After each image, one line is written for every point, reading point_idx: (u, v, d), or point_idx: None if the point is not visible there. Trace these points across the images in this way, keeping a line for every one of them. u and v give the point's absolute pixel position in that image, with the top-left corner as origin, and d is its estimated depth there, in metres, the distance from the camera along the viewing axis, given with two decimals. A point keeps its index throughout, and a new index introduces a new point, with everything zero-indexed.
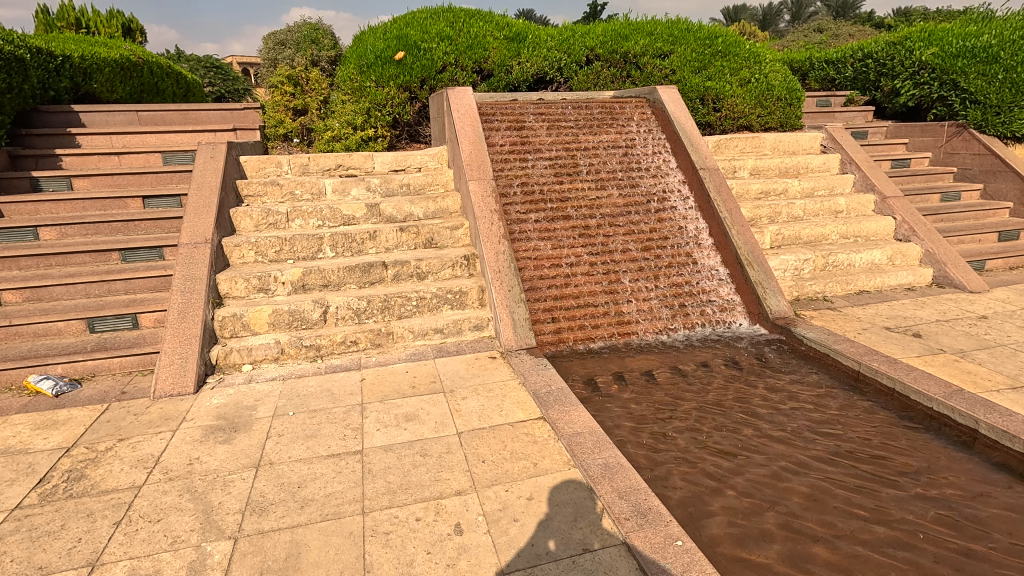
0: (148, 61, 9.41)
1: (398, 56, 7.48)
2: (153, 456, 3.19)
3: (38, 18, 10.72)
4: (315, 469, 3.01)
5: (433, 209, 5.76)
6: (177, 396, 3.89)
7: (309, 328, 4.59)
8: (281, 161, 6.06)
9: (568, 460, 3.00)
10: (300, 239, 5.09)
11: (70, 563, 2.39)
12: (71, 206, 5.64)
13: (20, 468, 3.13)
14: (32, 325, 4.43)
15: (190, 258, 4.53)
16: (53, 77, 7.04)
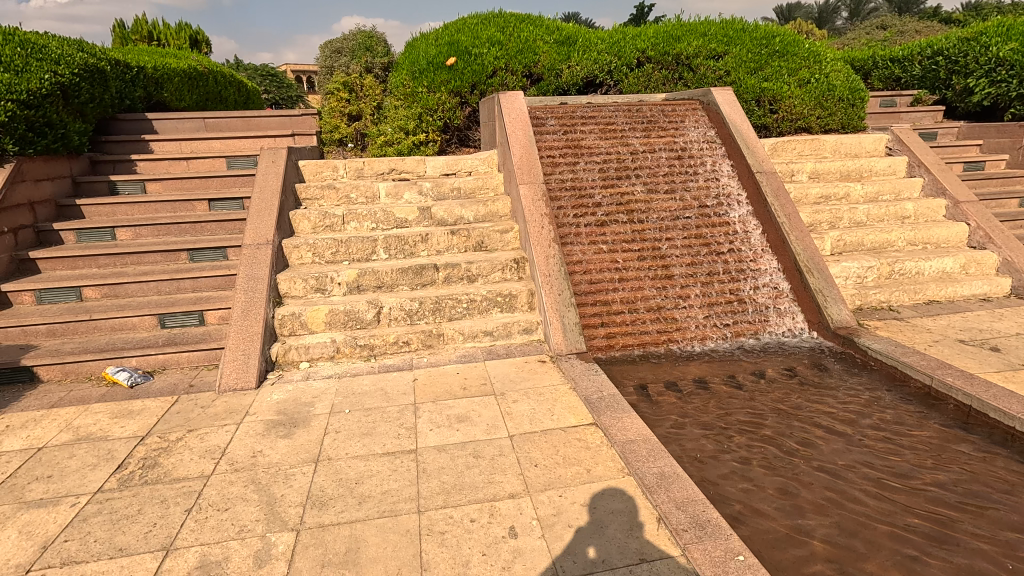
0: (213, 71, 9.91)
1: (449, 62, 7.60)
2: (219, 447, 3.34)
3: (115, 32, 11.49)
4: (372, 466, 3.08)
5: (484, 213, 5.81)
6: (241, 390, 4.06)
7: (363, 328, 4.71)
8: (338, 165, 6.26)
9: (621, 468, 2.96)
10: (355, 241, 5.24)
11: (147, 547, 2.53)
12: (145, 209, 5.99)
13: (101, 453, 3.34)
14: (110, 319, 4.72)
15: (253, 259, 4.73)
16: (130, 87, 7.51)
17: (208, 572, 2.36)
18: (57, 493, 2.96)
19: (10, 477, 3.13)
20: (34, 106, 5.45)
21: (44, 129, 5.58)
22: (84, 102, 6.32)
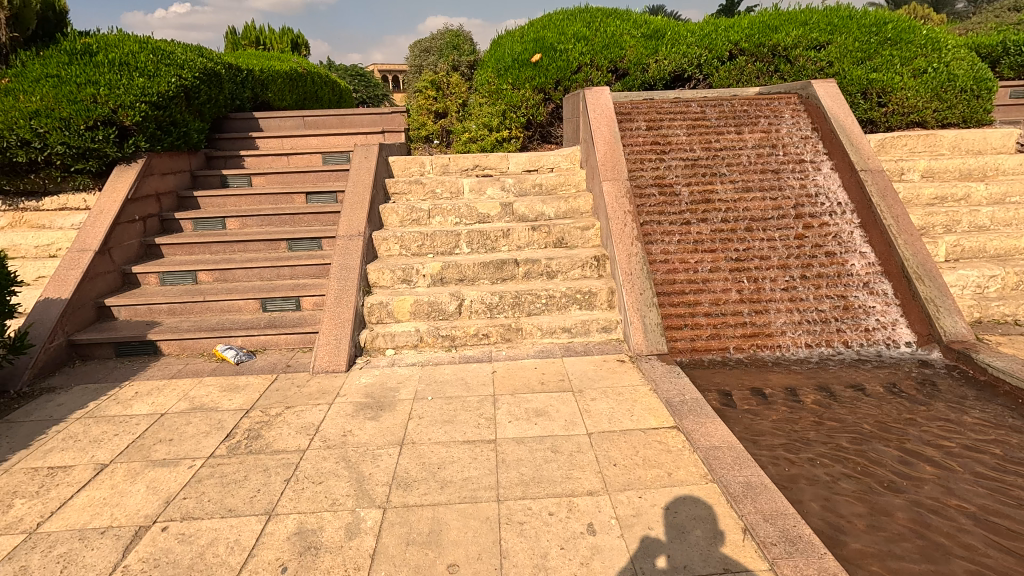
0: (312, 73, 10.56)
1: (534, 59, 7.66)
2: (314, 425, 3.58)
3: (228, 39, 12.53)
4: (453, 452, 3.18)
5: (565, 209, 5.81)
6: (332, 372, 4.32)
7: (445, 319, 4.87)
8: (424, 161, 6.49)
9: (704, 474, 2.87)
10: (440, 235, 5.41)
11: (252, 510, 2.76)
12: (251, 201, 6.49)
13: (213, 422, 3.68)
14: (220, 301, 5.17)
15: (346, 249, 5.00)
16: (240, 88, 8.15)
17: (304, 539, 2.54)
18: (177, 455, 3.30)
19: (138, 437, 3.52)
20: (164, 107, 6.05)
21: (169, 128, 6.20)
22: (203, 103, 6.94)
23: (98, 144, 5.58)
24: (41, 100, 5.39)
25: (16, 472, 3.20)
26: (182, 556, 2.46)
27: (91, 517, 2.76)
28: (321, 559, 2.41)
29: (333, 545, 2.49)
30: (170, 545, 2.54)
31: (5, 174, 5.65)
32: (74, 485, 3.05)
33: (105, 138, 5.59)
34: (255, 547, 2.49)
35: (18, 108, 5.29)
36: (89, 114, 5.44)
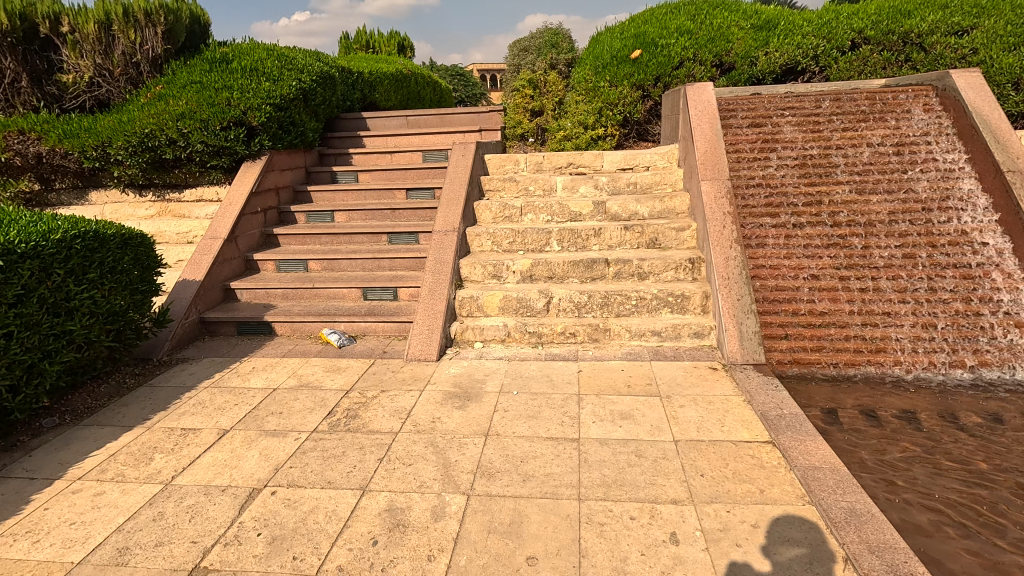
0: (415, 74, 11.08)
1: (634, 55, 7.51)
2: (406, 409, 3.77)
3: (342, 44, 13.46)
4: (536, 448, 3.23)
5: (660, 209, 5.65)
6: (424, 361, 4.52)
7: (533, 316, 4.92)
8: (519, 159, 6.59)
9: (801, 495, 2.69)
10: (531, 233, 5.47)
11: (349, 484, 2.97)
12: (357, 196, 6.93)
13: (317, 400, 3.99)
14: (327, 288, 5.58)
15: (442, 244, 5.20)
16: (351, 90, 8.70)
17: (394, 516, 2.69)
18: (286, 427, 3.62)
19: (254, 408, 3.91)
20: (284, 109, 6.62)
21: (289, 127, 6.76)
22: (318, 104, 7.49)
23: (230, 143, 6.20)
24: (187, 104, 6.24)
25: (157, 430, 3.68)
26: (288, 519, 2.71)
27: (214, 476, 3.10)
28: (408, 536, 2.54)
29: (420, 525, 2.62)
30: (278, 508, 2.79)
31: (155, 169, 6.44)
32: (201, 445, 3.44)
33: (235, 137, 6.21)
34: (349, 518, 2.68)
35: (170, 111, 6.19)
36: (224, 115, 6.12)
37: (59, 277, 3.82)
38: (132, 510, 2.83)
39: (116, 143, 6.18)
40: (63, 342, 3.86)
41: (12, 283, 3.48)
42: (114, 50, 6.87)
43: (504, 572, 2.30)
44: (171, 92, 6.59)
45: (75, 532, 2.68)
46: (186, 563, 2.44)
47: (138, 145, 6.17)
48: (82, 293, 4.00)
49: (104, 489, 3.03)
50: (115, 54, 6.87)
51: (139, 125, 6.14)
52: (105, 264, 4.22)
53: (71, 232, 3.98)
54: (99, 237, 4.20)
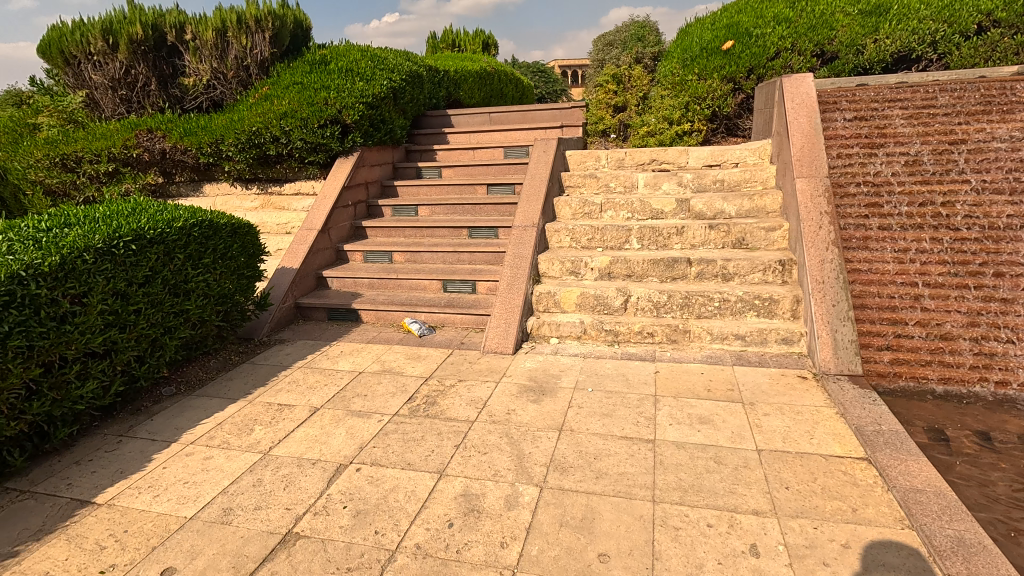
0: (498, 71, 11.25)
1: (725, 46, 7.19)
2: (482, 400, 3.86)
3: (429, 43, 13.92)
4: (610, 446, 3.20)
5: (748, 208, 5.40)
6: (500, 353, 4.61)
7: (610, 314, 4.87)
8: (600, 155, 6.53)
9: (900, 518, 2.49)
10: (611, 230, 5.41)
11: (427, 467, 3.10)
12: (440, 190, 7.13)
13: (398, 385, 4.18)
14: (409, 280, 5.81)
15: (521, 239, 5.26)
16: (437, 88, 8.98)
17: (469, 501, 2.77)
18: (370, 409, 3.83)
19: (341, 389, 4.16)
20: (375, 107, 6.94)
21: (379, 125, 7.09)
22: (407, 102, 7.79)
23: (326, 139, 6.59)
24: (290, 104, 6.71)
25: (257, 404, 4.01)
26: (370, 495, 2.87)
27: (305, 450, 3.34)
28: (482, 522, 2.62)
29: (493, 512, 2.68)
30: (362, 484, 2.96)
31: (260, 164, 6.98)
32: (295, 421, 3.71)
33: (331, 134, 6.59)
34: (427, 500, 2.80)
35: (274, 111, 6.68)
36: (321, 114, 6.52)
37: (180, 261, 4.25)
38: (235, 475, 3.12)
39: (227, 141, 6.76)
40: (181, 319, 4.30)
41: (142, 264, 3.92)
42: (228, 55, 7.51)
43: (576, 567, 2.31)
44: (275, 92, 7.12)
45: (188, 490, 2.99)
46: (281, 526, 2.66)
47: (246, 142, 6.72)
48: (198, 276, 4.42)
49: (212, 454, 3.35)
50: (229, 58, 7.51)
51: (247, 124, 6.68)
52: (217, 250, 4.65)
53: (190, 221, 4.41)
54: (213, 226, 4.62)
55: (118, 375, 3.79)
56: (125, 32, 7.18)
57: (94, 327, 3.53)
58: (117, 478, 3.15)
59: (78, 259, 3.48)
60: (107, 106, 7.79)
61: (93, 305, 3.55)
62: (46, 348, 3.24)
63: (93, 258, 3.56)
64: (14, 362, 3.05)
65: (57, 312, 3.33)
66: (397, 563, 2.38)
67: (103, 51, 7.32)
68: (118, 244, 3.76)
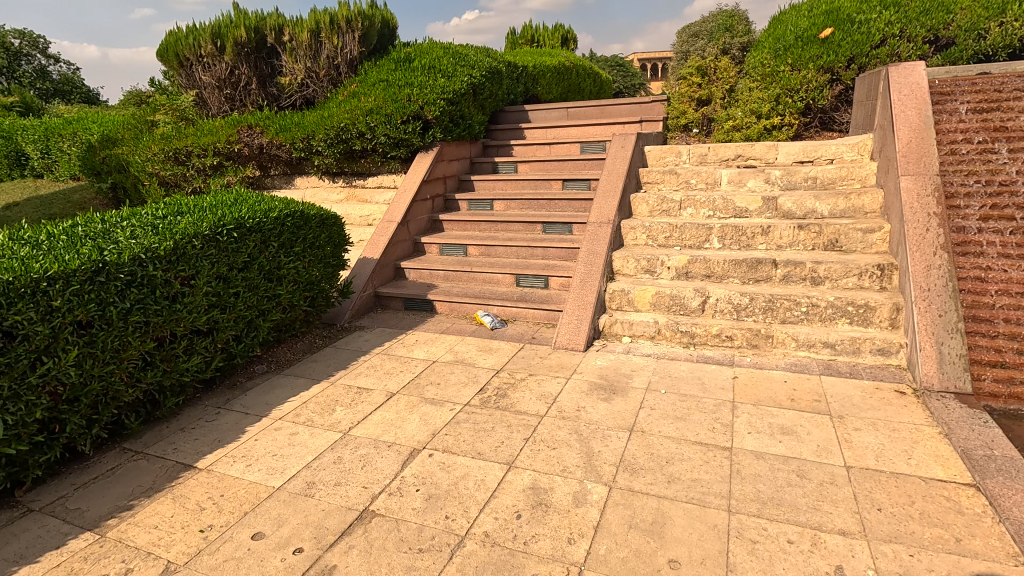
0: (576, 66, 11.16)
1: (823, 34, 6.73)
2: (552, 395, 3.87)
3: (508, 39, 14.05)
4: (683, 450, 3.11)
5: (843, 207, 5.04)
6: (571, 350, 4.59)
7: (686, 315, 4.71)
8: (682, 151, 6.34)
9: (1013, 553, 2.25)
10: (690, 228, 5.22)
11: (497, 458, 3.15)
12: (515, 185, 7.18)
13: (470, 376, 4.27)
14: (483, 273, 5.90)
15: (596, 235, 5.21)
16: (515, 83, 9.02)
17: (537, 495, 2.79)
18: (443, 397, 3.93)
19: (416, 377, 4.30)
20: (456, 103, 7.08)
21: (458, 120, 7.23)
22: (486, 97, 7.89)
23: (408, 135, 6.81)
24: (376, 101, 6.99)
25: (338, 385, 4.23)
26: (442, 481, 2.95)
27: (382, 432, 3.49)
28: (550, 516, 2.63)
29: (561, 507, 2.69)
30: (434, 469, 3.06)
31: (346, 159, 7.33)
32: (373, 404, 3.89)
33: (413, 130, 6.80)
34: (496, 490, 2.84)
35: (361, 108, 6.99)
36: (404, 110, 6.74)
37: (274, 249, 4.56)
38: (317, 451, 3.31)
39: (317, 136, 7.15)
40: (273, 303, 4.61)
41: (241, 251, 4.24)
42: (320, 54, 7.94)
43: (645, 570, 2.26)
44: (362, 90, 7.45)
45: (276, 462, 3.21)
46: (358, 503, 2.79)
47: (334, 137, 7.08)
48: (289, 264, 4.72)
49: (298, 431, 3.57)
50: (321, 58, 7.94)
51: (336, 120, 7.02)
52: (306, 239, 4.94)
53: (284, 212, 4.71)
54: (303, 216, 4.91)
55: (218, 352, 4.13)
56: (231, 35, 7.77)
57: (199, 307, 3.86)
58: (215, 446, 3.43)
59: (188, 245, 3.81)
60: (213, 104, 8.46)
61: (199, 287, 3.88)
62: (160, 325, 3.59)
63: (200, 244, 3.89)
64: (134, 335, 3.40)
65: (170, 292, 3.67)
66: (466, 548, 2.44)
67: (212, 53, 7.96)
68: (222, 231, 4.08)
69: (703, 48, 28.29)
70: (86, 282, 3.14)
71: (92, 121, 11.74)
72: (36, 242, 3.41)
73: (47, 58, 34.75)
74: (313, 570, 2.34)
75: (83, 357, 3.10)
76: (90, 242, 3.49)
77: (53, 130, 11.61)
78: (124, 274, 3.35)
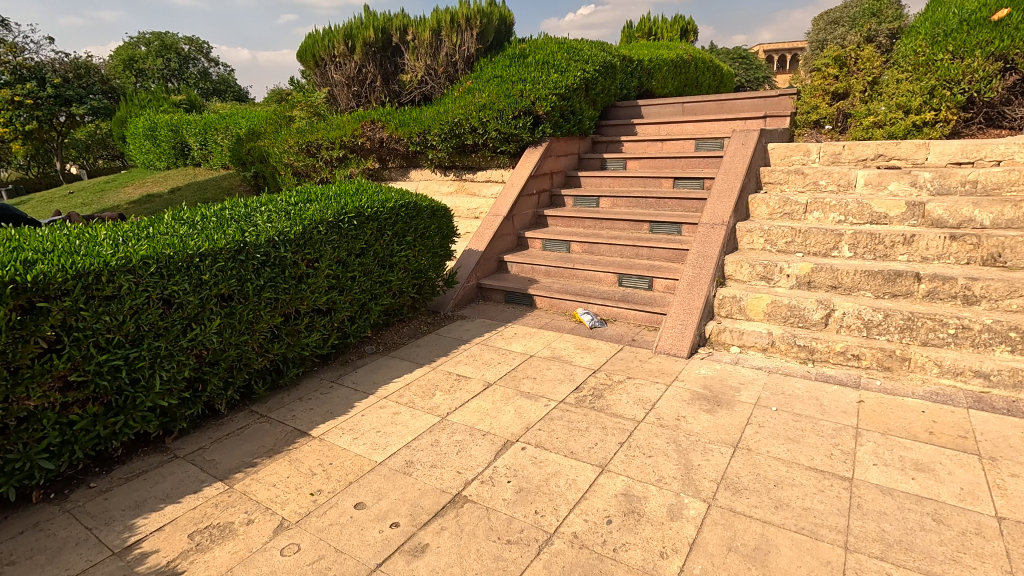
0: (695, 59, 10.66)
1: (997, 15, 5.82)
2: (650, 401, 3.73)
3: (624, 33, 13.75)
4: (795, 475, 2.86)
5: (1010, 217, 4.35)
6: (673, 355, 4.39)
7: (806, 328, 4.33)
8: (811, 149, 5.83)
9: None
10: (816, 233, 4.79)
11: (590, 459, 3.10)
12: (623, 182, 6.99)
13: (567, 373, 4.23)
14: (586, 271, 5.83)
15: (707, 237, 4.96)
16: (629, 78, 8.79)
17: (630, 502, 2.71)
18: (539, 392, 3.95)
19: (513, 369, 4.36)
20: (567, 98, 7.04)
21: (569, 116, 7.17)
22: (598, 92, 7.77)
23: (519, 130, 6.88)
24: (489, 97, 7.15)
25: (439, 371, 4.40)
26: (534, 475, 2.96)
27: (478, 421, 3.57)
28: (642, 526, 2.54)
29: (655, 518, 2.59)
30: (526, 463, 3.07)
31: (458, 153, 7.57)
32: (470, 392, 3.99)
33: (523, 125, 6.85)
34: (587, 492, 2.80)
35: (475, 104, 7.18)
36: (516, 106, 6.82)
37: (388, 237, 4.82)
38: (417, 432, 3.46)
39: (433, 131, 7.45)
40: (385, 288, 4.89)
41: (359, 238, 4.53)
42: (440, 52, 8.28)
43: None
44: (477, 86, 7.65)
45: (380, 438, 3.40)
46: (452, 487, 2.88)
47: (448, 132, 7.34)
48: (401, 252, 4.98)
49: (400, 411, 3.76)
50: (441, 56, 8.27)
51: (451, 116, 7.28)
52: (418, 229, 5.17)
53: (399, 202, 4.96)
54: (416, 208, 5.15)
55: (335, 330, 4.47)
56: (361, 36, 8.32)
57: (320, 288, 4.19)
58: (327, 417, 3.71)
59: (314, 230, 4.13)
60: (342, 100, 9.13)
61: (322, 269, 4.21)
62: (287, 301, 3.93)
63: (324, 230, 4.21)
64: (265, 309, 3.76)
65: (297, 273, 4.02)
66: (553, 546, 2.43)
67: (343, 53, 8.59)
68: (343, 219, 4.38)
69: (844, 34, 25.72)
70: (229, 260, 3.51)
71: (241, 115, 13.12)
72: (192, 223, 3.88)
73: (209, 60, 39.46)
74: (407, 546, 2.45)
75: (223, 326, 3.49)
76: (234, 224, 3.91)
77: (210, 124, 13.16)
78: (260, 255, 3.70)
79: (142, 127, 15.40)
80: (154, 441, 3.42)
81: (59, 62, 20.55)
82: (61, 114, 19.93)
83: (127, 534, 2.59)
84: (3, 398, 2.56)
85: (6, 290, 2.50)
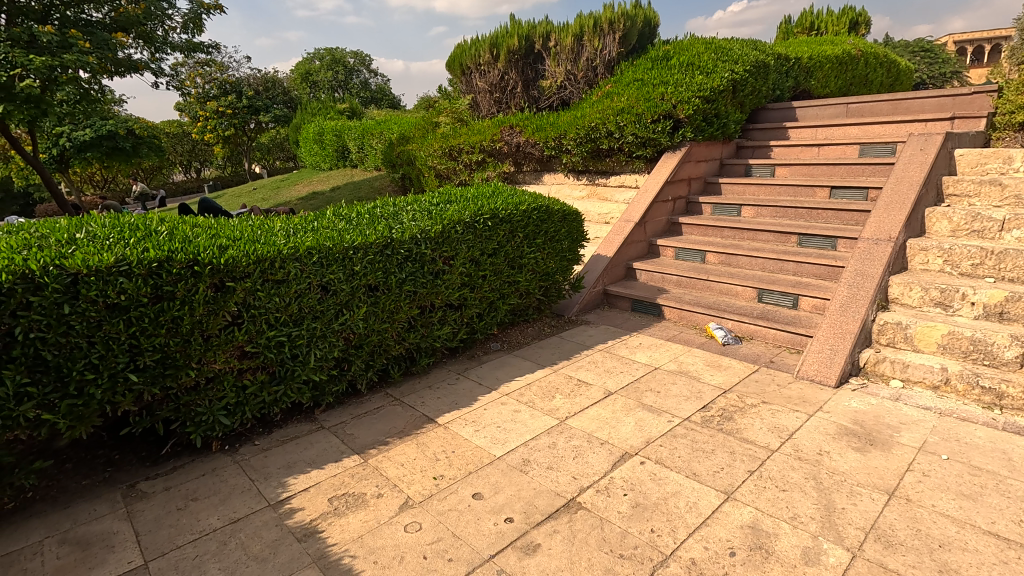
0: (866, 54, 9.56)
1: None
2: (788, 430, 3.41)
3: (781, 29, 12.76)
4: (967, 538, 2.44)
5: None
6: (818, 383, 3.98)
7: (994, 367, 3.66)
8: (1014, 155, 4.93)
9: None
10: (1015, 255, 4.03)
11: (714, 484, 2.91)
12: (770, 191, 6.46)
13: (693, 391, 4.02)
14: (721, 283, 5.49)
15: (868, 254, 4.43)
16: (783, 77, 8.13)
17: (757, 537, 2.50)
18: (662, 407, 3.79)
19: (636, 380, 4.24)
20: (712, 100, 6.69)
21: (712, 119, 6.80)
22: (748, 93, 7.29)
23: (656, 134, 6.66)
24: (628, 101, 7.05)
25: (560, 374, 4.42)
26: (652, 492, 2.86)
27: (596, 428, 3.53)
28: (770, 564, 2.33)
29: (786, 559, 2.36)
30: (644, 478, 2.98)
31: (592, 158, 7.55)
32: (590, 399, 3.96)
33: (662, 129, 6.62)
34: (709, 518, 2.64)
35: (613, 108, 7.12)
36: (656, 109, 6.61)
37: (519, 239, 4.96)
38: (536, 432, 3.51)
39: (569, 135, 7.52)
40: (513, 288, 5.03)
41: (492, 238, 4.71)
42: (581, 57, 8.35)
43: None
44: (617, 90, 7.57)
45: (500, 433, 3.51)
46: (567, 492, 2.88)
47: (584, 137, 7.36)
48: (530, 254, 5.09)
49: (520, 409, 3.84)
50: (581, 60, 8.34)
51: (588, 120, 7.29)
52: (548, 233, 5.25)
53: (532, 205, 5.07)
54: (548, 211, 5.22)
55: (464, 325, 4.70)
56: (506, 44, 8.67)
57: (454, 284, 4.43)
58: (452, 406, 3.91)
59: (452, 230, 4.37)
60: (484, 106, 9.57)
61: (457, 266, 4.44)
62: (424, 295, 4.22)
63: (461, 229, 4.43)
64: (405, 301, 4.07)
65: (434, 269, 4.29)
66: (669, 569, 2.32)
67: (488, 61, 9.02)
68: (479, 220, 4.58)
69: None
70: (378, 254, 3.85)
71: (394, 121, 14.30)
72: (349, 218, 4.31)
73: (371, 72, 43.60)
74: (520, 542, 2.50)
75: (368, 314, 3.83)
76: (384, 221, 4.26)
77: (368, 130, 14.54)
78: (404, 250, 4.00)
79: (313, 132, 17.42)
80: (306, 411, 3.86)
81: (254, 77, 24.03)
82: (252, 121, 23.27)
83: (280, 490, 2.96)
84: (197, 359, 3.05)
85: (205, 271, 2.97)
